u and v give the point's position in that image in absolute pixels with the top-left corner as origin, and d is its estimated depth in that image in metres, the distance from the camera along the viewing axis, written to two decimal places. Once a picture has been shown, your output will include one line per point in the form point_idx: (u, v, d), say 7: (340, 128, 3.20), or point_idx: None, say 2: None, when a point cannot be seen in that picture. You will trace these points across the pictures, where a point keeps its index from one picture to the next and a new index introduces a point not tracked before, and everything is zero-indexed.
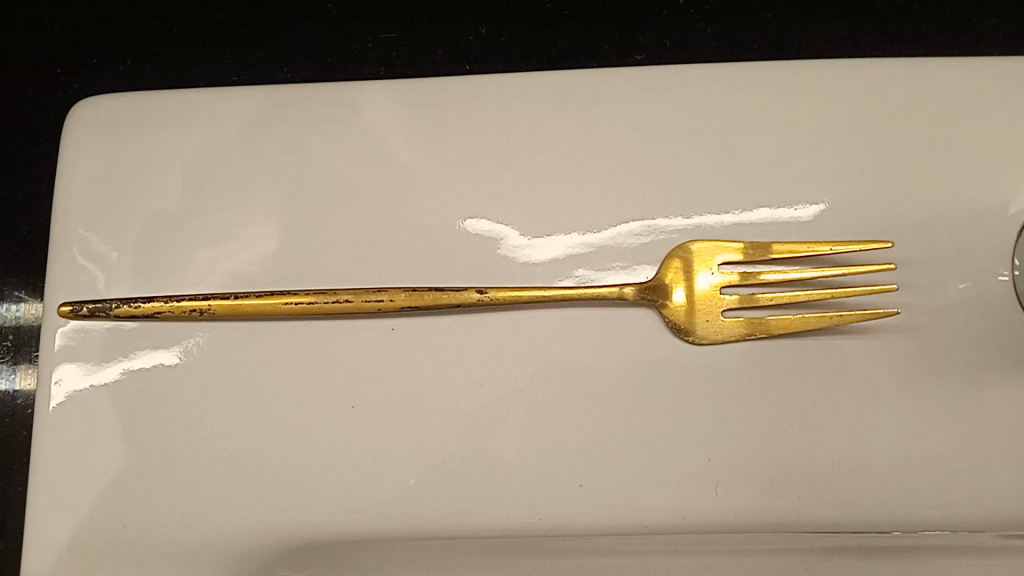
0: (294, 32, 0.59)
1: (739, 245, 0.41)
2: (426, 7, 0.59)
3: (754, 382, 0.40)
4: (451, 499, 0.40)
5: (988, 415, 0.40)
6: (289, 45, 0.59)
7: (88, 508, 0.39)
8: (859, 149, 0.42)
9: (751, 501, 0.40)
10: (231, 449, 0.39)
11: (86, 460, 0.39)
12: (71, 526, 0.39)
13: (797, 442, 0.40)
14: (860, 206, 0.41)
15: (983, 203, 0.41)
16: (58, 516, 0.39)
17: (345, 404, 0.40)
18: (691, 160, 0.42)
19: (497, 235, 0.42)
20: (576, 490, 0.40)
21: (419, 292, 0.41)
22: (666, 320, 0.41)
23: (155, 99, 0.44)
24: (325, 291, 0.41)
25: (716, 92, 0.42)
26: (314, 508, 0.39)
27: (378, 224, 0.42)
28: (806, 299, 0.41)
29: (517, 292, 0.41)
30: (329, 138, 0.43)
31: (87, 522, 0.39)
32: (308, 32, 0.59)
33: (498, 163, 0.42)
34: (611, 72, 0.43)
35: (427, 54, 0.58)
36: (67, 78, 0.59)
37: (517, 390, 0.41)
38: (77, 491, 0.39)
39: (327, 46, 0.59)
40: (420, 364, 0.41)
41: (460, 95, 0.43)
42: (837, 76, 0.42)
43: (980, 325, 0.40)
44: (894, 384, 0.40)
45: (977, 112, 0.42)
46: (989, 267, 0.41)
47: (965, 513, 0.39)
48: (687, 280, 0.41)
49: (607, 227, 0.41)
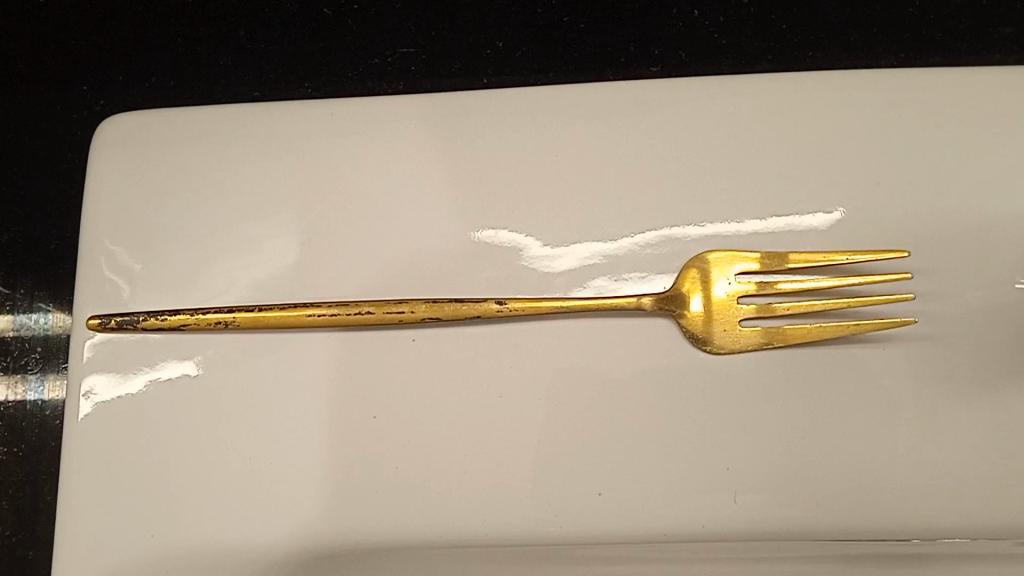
0: (300, 48, 0.57)
1: (756, 254, 0.41)
2: (435, 22, 0.57)
3: (773, 391, 0.40)
4: (470, 507, 0.40)
5: (1007, 422, 0.40)
6: (295, 61, 0.57)
7: (120, 512, 0.41)
8: (874, 159, 0.43)
9: (771, 510, 0.39)
10: (254, 457, 0.41)
11: (123, 466, 0.41)
12: (104, 530, 0.41)
13: (816, 450, 0.40)
14: (874, 215, 0.42)
15: (996, 212, 0.42)
16: (97, 521, 0.41)
17: (364, 413, 0.41)
18: (705, 173, 0.43)
19: (517, 245, 0.42)
20: (596, 498, 0.39)
21: (440, 303, 0.41)
22: (684, 329, 0.41)
23: (181, 118, 0.45)
24: (348, 303, 0.41)
25: (728, 105, 0.43)
26: (338, 512, 0.40)
27: (393, 235, 0.43)
28: (826, 308, 0.41)
29: (537, 303, 0.41)
30: (350, 149, 0.44)
31: (124, 527, 0.41)
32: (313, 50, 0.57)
33: (512, 177, 0.43)
34: (624, 86, 0.44)
35: (448, 66, 0.55)
36: (93, 96, 0.58)
37: (535, 399, 0.40)
38: (110, 497, 0.41)
39: (332, 62, 0.56)
40: (441, 374, 0.41)
41: (478, 107, 0.44)
42: (847, 90, 0.43)
43: (997, 334, 0.40)
44: (911, 392, 0.40)
45: (986, 123, 0.43)
46: (1004, 275, 0.41)
47: (985, 520, 0.39)
48: (704, 289, 0.41)
49: (622, 237, 0.42)
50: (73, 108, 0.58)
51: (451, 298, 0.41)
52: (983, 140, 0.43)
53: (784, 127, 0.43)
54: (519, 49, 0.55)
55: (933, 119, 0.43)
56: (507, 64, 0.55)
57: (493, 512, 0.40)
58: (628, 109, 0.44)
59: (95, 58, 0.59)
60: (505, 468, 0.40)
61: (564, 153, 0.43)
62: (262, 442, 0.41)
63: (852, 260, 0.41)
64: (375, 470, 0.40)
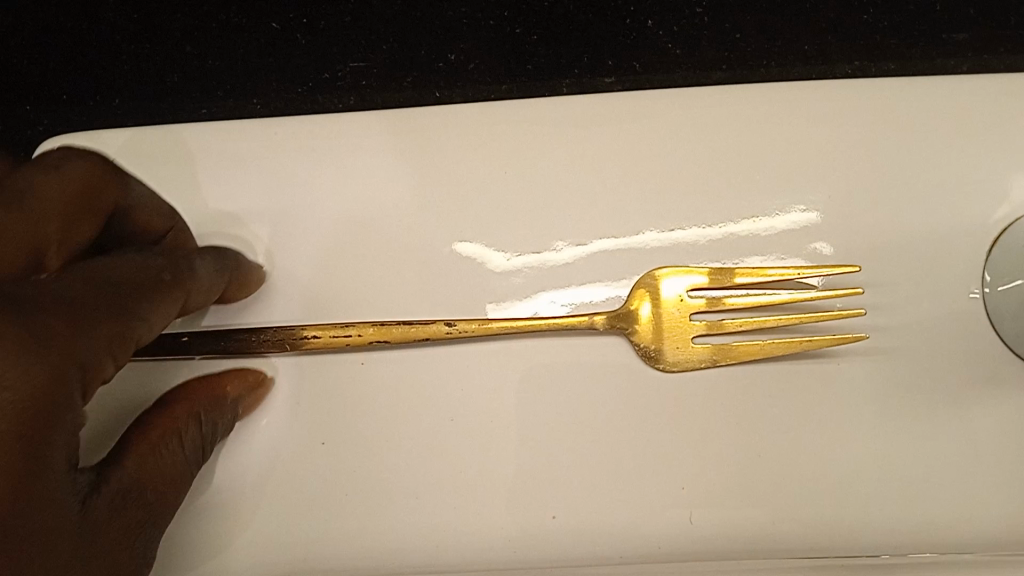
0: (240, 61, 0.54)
1: (705, 270, 0.41)
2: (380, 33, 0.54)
3: (726, 408, 0.40)
4: (424, 533, 0.39)
5: (962, 434, 0.40)
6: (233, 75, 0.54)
7: None
8: (823, 172, 0.43)
9: (729, 528, 0.39)
10: (207, 486, 0.41)
11: None
12: None
13: (770, 467, 0.39)
14: (824, 229, 0.42)
15: (946, 224, 0.42)
16: None
17: (314, 441, 0.41)
18: (654, 188, 0.43)
19: (478, 259, 0.42)
20: (550, 522, 0.39)
21: (388, 326, 0.41)
22: (636, 347, 0.41)
23: (132, 140, 0.46)
24: (293, 329, 0.41)
25: (676, 120, 0.43)
26: (290, 540, 0.40)
27: (346, 256, 0.43)
28: (777, 324, 0.41)
29: (487, 324, 0.41)
30: (301, 169, 0.44)
31: None
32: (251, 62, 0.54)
33: (462, 195, 0.43)
34: (571, 103, 0.44)
35: (398, 81, 0.53)
36: (36, 113, 0.57)
37: (487, 422, 0.40)
38: None
39: (271, 77, 0.54)
40: (391, 398, 0.41)
41: (427, 125, 0.44)
42: (795, 102, 0.43)
43: (948, 346, 0.41)
44: (864, 407, 0.40)
45: (934, 135, 0.43)
46: (954, 287, 0.41)
47: (944, 533, 0.39)
48: (654, 306, 0.41)
49: (568, 246, 0.42)
50: (16, 127, 0.57)
51: (400, 320, 0.41)
52: (931, 152, 0.43)
53: (732, 140, 0.43)
54: (472, 61, 0.52)
55: (881, 131, 0.43)
56: (459, 78, 0.52)
57: (446, 539, 0.39)
58: (577, 125, 0.44)
59: (35, 73, 0.57)
60: (458, 491, 0.40)
61: (512, 170, 0.43)
62: (218, 471, 0.41)
63: (804, 275, 0.41)
64: (328, 497, 0.40)
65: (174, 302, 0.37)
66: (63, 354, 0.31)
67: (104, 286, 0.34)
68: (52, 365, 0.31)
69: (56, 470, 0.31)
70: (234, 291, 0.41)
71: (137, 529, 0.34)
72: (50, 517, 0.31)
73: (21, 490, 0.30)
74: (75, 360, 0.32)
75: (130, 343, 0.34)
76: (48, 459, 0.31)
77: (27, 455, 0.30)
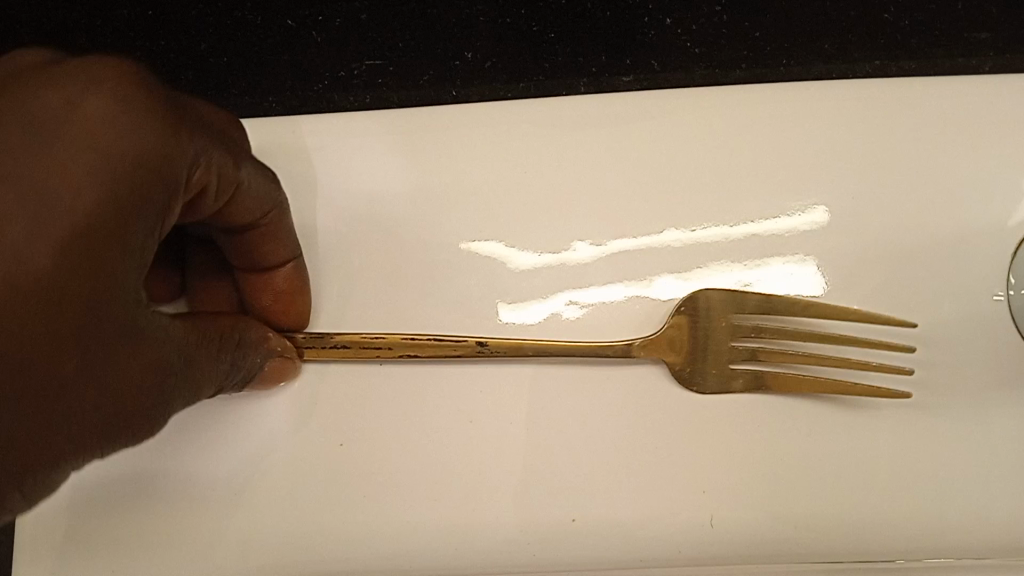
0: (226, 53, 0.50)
1: (757, 297, 0.40)
2: (391, 29, 0.49)
3: (747, 411, 0.40)
4: (443, 535, 0.39)
5: (987, 437, 0.40)
6: (219, 66, 0.50)
7: (67, 533, 0.41)
8: (847, 172, 0.42)
9: (752, 532, 0.38)
10: (224, 485, 0.40)
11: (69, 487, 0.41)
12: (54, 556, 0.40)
13: (791, 470, 0.39)
14: (847, 228, 0.42)
15: (971, 227, 0.42)
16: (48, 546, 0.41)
17: (332, 443, 0.40)
18: (676, 188, 0.42)
19: (498, 257, 0.42)
20: (570, 525, 0.39)
21: (420, 341, 0.40)
22: (670, 368, 0.40)
23: None
24: (323, 336, 0.41)
25: (698, 120, 0.43)
26: (306, 541, 0.39)
27: (364, 255, 0.43)
28: (822, 359, 0.40)
29: (519, 343, 0.40)
30: (316, 164, 0.44)
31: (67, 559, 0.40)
32: (237, 51, 0.50)
33: (482, 194, 0.43)
34: (591, 102, 0.44)
35: (415, 79, 0.48)
36: None
37: (507, 423, 0.40)
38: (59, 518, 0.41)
39: (262, 69, 0.49)
40: (413, 399, 0.41)
41: (444, 123, 0.44)
42: (819, 101, 0.43)
43: (973, 348, 0.40)
44: (886, 410, 0.40)
45: (958, 137, 0.43)
46: (977, 290, 0.41)
47: (968, 538, 0.39)
48: (697, 332, 0.40)
49: (591, 242, 0.42)
50: None
51: (431, 335, 0.41)
52: (956, 153, 0.42)
53: (755, 139, 0.43)
54: (489, 60, 0.48)
55: (906, 131, 0.43)
56: (478, 75, 0.47)
57: (464, 542, 0.39)
58: (598, 124, 0.43)
59: None
60: (476, 492, 0.39)
61: (533, 170, 0.43)
62: (236, 471, 0.40)
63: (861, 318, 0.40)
64: (347, 498, 0.40)
65: (265, 208, 0.37)
66: (182, 146, 0.32)
67: (226, 133, 0.35)
68: (167, 148, 0.31)
69: (118, 275, 0.30)
70: (291, 279, 0.40)
71: (123, 395, 0.31)
72: (110, 287, 0.29)
73: (107, 229, 0.29)
74: (188, 159, 0.32)
75: (226, 193, 0.35)
76: (133, 228, 0.30)
77: (121, 203, 0.29)
